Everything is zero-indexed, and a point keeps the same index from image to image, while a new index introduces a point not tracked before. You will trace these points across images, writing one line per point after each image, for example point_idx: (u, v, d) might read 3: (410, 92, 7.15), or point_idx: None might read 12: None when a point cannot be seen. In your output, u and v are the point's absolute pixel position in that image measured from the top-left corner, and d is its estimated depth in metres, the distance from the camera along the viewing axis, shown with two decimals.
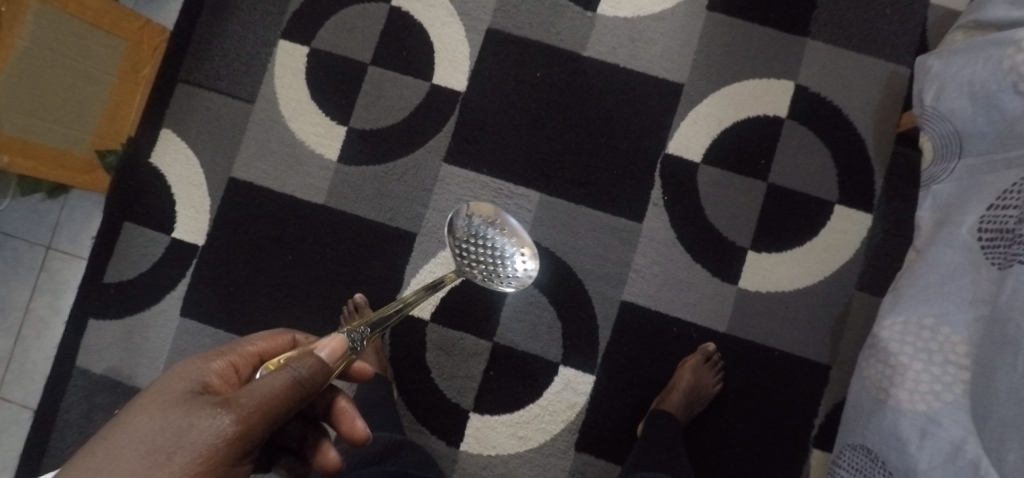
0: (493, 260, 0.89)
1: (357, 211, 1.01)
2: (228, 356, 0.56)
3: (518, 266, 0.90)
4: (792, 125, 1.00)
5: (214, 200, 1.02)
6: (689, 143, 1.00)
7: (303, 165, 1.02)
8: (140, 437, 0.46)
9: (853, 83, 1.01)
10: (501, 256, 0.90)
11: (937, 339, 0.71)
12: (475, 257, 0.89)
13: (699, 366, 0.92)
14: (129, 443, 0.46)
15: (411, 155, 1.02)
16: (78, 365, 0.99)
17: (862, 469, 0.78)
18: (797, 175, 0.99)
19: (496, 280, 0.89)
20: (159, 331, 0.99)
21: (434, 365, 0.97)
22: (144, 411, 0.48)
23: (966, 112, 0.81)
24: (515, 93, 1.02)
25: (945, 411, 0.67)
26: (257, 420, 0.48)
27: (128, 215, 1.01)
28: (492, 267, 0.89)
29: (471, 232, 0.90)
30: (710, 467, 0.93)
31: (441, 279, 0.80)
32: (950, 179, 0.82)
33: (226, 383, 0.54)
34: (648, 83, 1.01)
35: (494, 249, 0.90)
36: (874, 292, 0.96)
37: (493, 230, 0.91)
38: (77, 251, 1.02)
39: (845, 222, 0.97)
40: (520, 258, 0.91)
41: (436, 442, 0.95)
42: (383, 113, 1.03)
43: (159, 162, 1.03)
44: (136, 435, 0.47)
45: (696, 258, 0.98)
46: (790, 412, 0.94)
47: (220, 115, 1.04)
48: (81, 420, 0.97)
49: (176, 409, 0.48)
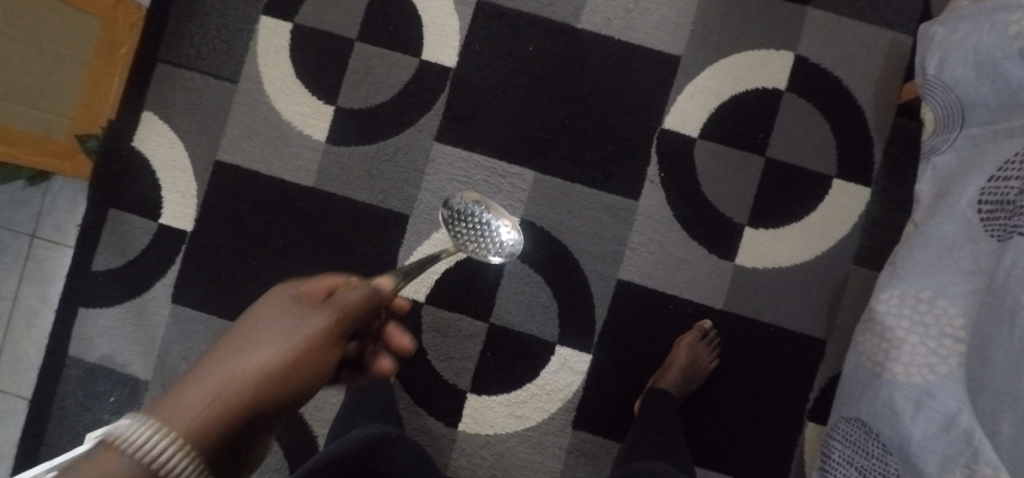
0: (480, 236, 0.92)
1: (348, 193, 0.99)
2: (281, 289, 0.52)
3: (505, 238, 0.92)
4: (791, 98, 0.98)
5: (201, 184, 0.99)
6: (686, 118, 0.98)
7: (291, 146, 1.00)
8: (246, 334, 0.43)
9: (854, 53, 0.98)
10: (488, 231, 0.92)
11: (934, 312, 0.70)
12: (464, 235, 0.92)
13: (696, 343, 0.92)
14: (238, 342, 0.42)
15: (402, 134, 0.99)
16: (71, 354, 0.98)
17: (856, 441, 0.79)
18: (795, 149, 0.97)
19: (486, 254, 0.92)
20: (151, 319, 0.98)
21: (431, 347, 0.96)
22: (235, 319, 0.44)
23: (971, 81, 0.78)
24: (508, 69, 0.99)
25: (939, 384, 0.67)
26: (356, 310, 0.48)
27: (112, 201, 0.99)
28: (480, 241, 0.92)
29: (461, 212, 0.93)
30: (707, 441, 0.94)
31: (437, 253, 0.78)
32: (951, 150, 0.81)
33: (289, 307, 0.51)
34: (644, 56, 0.99)
35: (481, 226, 0.92)
36: (870, 266, 0.95)
37: (481, 209, 0.93)
38: (64, 239, 1.00)
39: (843, 197, 0.96)
40: (506, 230, 0.92)
41: (434, 423, 0.95)
42: (372, 92, 1.00)
43: (141, 146, 1.00)
44: (242, 334, 0.43)
45: (692, 235, 0.97)
46: (786, 386, 0.94)
47: (203, 96, 1.01)
48: (78, 409, 0.97)
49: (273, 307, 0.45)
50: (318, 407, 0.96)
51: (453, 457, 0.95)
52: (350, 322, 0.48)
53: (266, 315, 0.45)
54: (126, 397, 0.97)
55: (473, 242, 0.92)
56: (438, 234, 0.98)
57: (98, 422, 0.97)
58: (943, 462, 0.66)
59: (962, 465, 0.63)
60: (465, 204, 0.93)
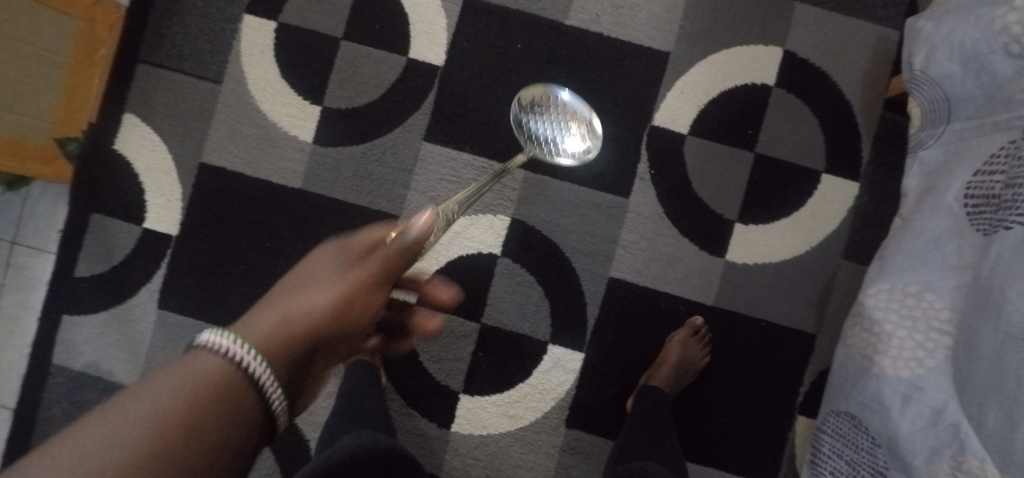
0: (548, 138, 0.92)
1: (336, 194, 0.98)
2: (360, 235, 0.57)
3: (572, 142, 0.92)
4: (780, 93, 0.98)
5: (185, 187, 0.98)
6: (675, 114, 0.97)
7: (277, 147, 0.98)
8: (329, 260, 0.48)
9: (841, 48, 0.98)
10: (556, 133, 0.92)
11: (921, 306, 0.71)
12: (533, 136, 0.93)
13: (687, 340, 0.93)
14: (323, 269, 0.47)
15: (390, 134, 0.98)
16: (55, 361, 0.96)
17: (846, 435, 0.80)
18: (784, 145, 0.97)
19: (552, 155, 0.92)
20: (137, 324, 0.97)
21: (423, 348, 0.96)
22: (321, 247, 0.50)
23: (957, 76, 0.79)
24: (496, 66, 0.98)
25: (927, 377, 0.68)
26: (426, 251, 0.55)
27: (94, 206, 0.97)
28: (548, 142, 0.92)
29: (530, 111, 0.95)
30: (699, 437, 0.95)
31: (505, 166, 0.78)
32: (937, 144, 0.81)
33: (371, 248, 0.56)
34: (633, 52, 0.98)
35: (549, 127, 0.93)
36: (858, 261, 0.96)
37: (549, 108, 0.94)
38: (45, 245, 0.98)
39: (831, 192, 0.97)
40: (575, 133, 0.93)
41: (427, 424, 0.95)
42: (359, 91, 0.98)
43: (123, 149, 0.98)
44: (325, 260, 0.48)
45: (683, 231, 0.97)
46: (777, 381, 0.95)
47: (186, 97, 0.99)
48: (64, 416, 0.95)
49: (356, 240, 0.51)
50: (309, 410, 0.96)
51: (446, 458, 0.95)
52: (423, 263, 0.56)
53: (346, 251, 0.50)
54: None
55: (541, 143, 0.92)
56: None
57: None
58: (931, 454, 0.66)
59: (950, 457, 0.64)
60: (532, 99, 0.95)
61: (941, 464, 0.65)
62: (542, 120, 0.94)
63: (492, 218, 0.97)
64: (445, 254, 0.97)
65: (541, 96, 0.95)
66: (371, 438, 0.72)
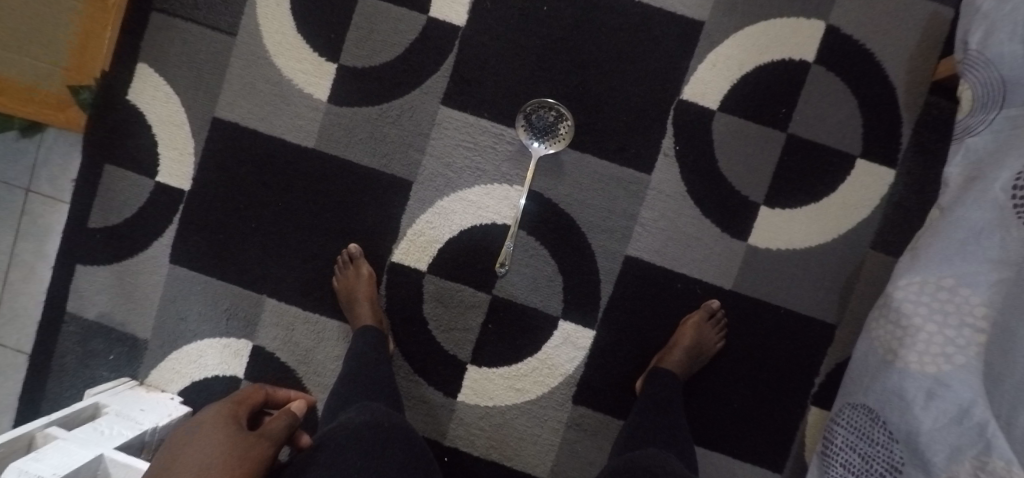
0: (543, 135, 0.93)
1: (349, 156, 0.95)
2: (237, 397, 0.68)
3: (561, 137, 0.93)
4: (818, 71, 0.92)
5: (198, 142, 0.96)
6: (705, 89, 0.93)
7: (290, 105, 0.96)
8: (209, 433, 0.59)
9: (889, 25, 0.92)
10: (551, 132, 0.93)
11: (955, 300, 0.68)
12: (532, 130, 0.93)
13: (702, 324, 0.90)
14: (202, 446, 0.57)
15: (407, 96, 0.95)
16: (69, 310, 0.97)
17: (861, 428, 0.78)
18: (819, 126, 0.92)
19: (547, 142, 0.93)
20: (149, 278, 0.97)
21: (432, 316, 0.95)
22: (220, 426, 0.61)
23: (1017, 57, 0.73)
24: (520, 31, 0.94)
25: (955, 374, 0.66)
26: (254, 454, 0.59)
27: (107, 157, 0.96)
28: (543, 136, 0.93)
29: (533, 113, 0.93)
30: (707, 422, 0.93)
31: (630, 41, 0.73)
32: (987, 131, 0.76)
33: (231, 412, 0.64)
34: (664, 20, 0.93)
35: (545, 129, 0.93)
36: (887, 251, 0.92)
37: (549, 117, 0.93)
38: (59, 195, 0.97)
39: (865, 177, 0.92)
40: (563, 133, 0.93)
41: (433, 392, 0.95)
42: (377, 49, 0.95)
43: (136, 100, 0.96)
44: (210, 444, 0.58)
45: (705, 212, 0.93)
46: (791, 369, 0.93)
47: (200, 49, 0.96)
48: (78, 365, 0.97)
49: (222, 438, 0.59)
50: (316, 373, 0.96)
51: (451, 427, 0.94)
52: (257, 451, 0.59)
53: (210, 423, 0.61)
54: (126, 354, 0.97)
55: (538, 136, 0.92)
56: (442, 202, 0.95)
57: (99, 378, 0.97)
58: (952, 452, 0.65)
59: (972, 457, 0.63)
60: (537, 105, 0.93)
61: (962, 463, 0.64)
62: (533, 128, 0.93)
63: (508, 188, 0.94)
64: (458, 223, 0.94)
65: (534, 108, 0.93)
66: (369, 416, 0.71)
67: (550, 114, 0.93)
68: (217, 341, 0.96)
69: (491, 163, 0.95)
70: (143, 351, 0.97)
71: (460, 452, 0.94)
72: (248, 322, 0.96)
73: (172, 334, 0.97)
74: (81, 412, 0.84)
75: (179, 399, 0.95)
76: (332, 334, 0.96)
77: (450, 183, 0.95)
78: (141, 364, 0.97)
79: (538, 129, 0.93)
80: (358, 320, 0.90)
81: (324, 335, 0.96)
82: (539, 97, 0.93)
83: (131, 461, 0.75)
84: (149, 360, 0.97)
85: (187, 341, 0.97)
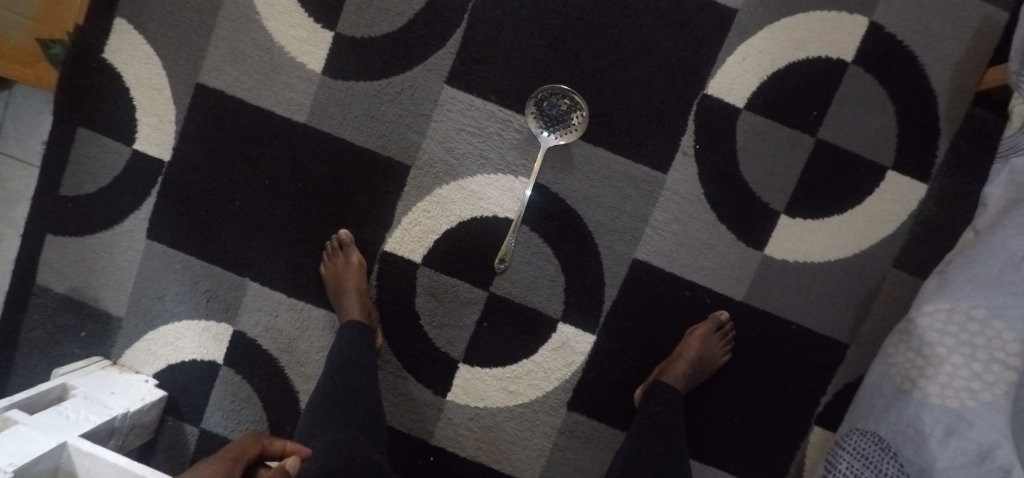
0: (553, 123, 0.86)
1: (344, 134, 0.88)
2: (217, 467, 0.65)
3: (572, 128, 0.86)
4: (855, 71, 0.85)
5: (180, 109, 0.89)
6: (732, 84, 0.86)
7: (281, 75, 0.88)
8: None
9: (936, 27, 0.85)
10: (563, 122, 0.86)
11: (987, 334, 0.63)
12: (541, 117, 0.86)
13: (709, 336, 0.85)
14: None
15: (410, 72, 0.87)
16: (38, 282, 0.91)
17: (868, 456, 0.71)
18: (850, 133, 0.86)
19: (558, 132, 0.86)
20: (124, 254, 0.90)
21: (424, 310, 0.89)
22: None
23: None
24: (535, 8, 0.86)
25: (980, 412, 0.62)
26: None
27: (81, 119, 0.89)
28: (552, 124, 0.86)
29: (545, 99, 0.86)
30: (705, 435, 0.89)
31: None
32: None
33: None
34: (694, 6, 0.85)
35: (556, 117, 0.86)
36: (910, 271, 0.87)
37: (562, 105, 0.86)
38: (30, 158, 0.90)
39: (895, 190, 0.86)
40: (575, 124, 0.86)
41: (421, 389, 0.90)
42: (378, 18, 0.87)
43: (113, 59, 0.88)
44: None
45: (721, 218, 0.87)
46: (798, 386, 0.88)
47: (185, 6, 0.88)
48: (47, 340, 0.91)
49: None
50: (300, 363, 0.91)
51: (438, 426, 0.90)
52: None
53: None
54: (99, 332, 0.92)
55: (547, 124, 0.86)
56: (440, 189, 0.88)
57: (70, 355, 0.92)
58: None
59: None
60: (549, 92, 0.86)
61: None
62: (544, 114, 0.86)
63: (513, 180, 0.88)
64: (457, 214, 0.88)
65: (546, 94, 0.86)
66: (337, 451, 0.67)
67: (563, 102, 0.86)
68: (195, 324, 0.91)
69: (496, 151, 0.88)
70: (116, 329, 0.92)
71: (446, 452, 0.90)
72: (230, 305, 0.91)
73: (148, 314, 0.91)
74: (48, 393, 0.79)
75: (153, 382, 0.90)
76: (317, 324, 0.91)
77: (451, 171, 0.88)
78: (115, 343, 0.92)
79: (550, 118, 0.86)
80: (344, 312, 0.85)
81: (309, 324, 0.91)
82: (552, 84, 0.86)
83: (98, 451, 0.71)
84: (124, 339, 0.92)
85: (163, 322, 0.91)
